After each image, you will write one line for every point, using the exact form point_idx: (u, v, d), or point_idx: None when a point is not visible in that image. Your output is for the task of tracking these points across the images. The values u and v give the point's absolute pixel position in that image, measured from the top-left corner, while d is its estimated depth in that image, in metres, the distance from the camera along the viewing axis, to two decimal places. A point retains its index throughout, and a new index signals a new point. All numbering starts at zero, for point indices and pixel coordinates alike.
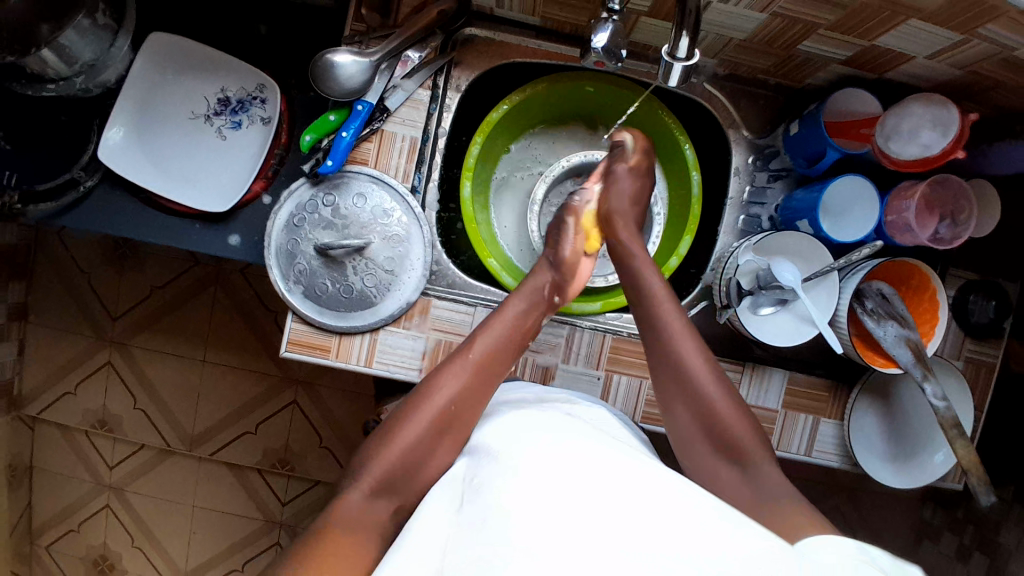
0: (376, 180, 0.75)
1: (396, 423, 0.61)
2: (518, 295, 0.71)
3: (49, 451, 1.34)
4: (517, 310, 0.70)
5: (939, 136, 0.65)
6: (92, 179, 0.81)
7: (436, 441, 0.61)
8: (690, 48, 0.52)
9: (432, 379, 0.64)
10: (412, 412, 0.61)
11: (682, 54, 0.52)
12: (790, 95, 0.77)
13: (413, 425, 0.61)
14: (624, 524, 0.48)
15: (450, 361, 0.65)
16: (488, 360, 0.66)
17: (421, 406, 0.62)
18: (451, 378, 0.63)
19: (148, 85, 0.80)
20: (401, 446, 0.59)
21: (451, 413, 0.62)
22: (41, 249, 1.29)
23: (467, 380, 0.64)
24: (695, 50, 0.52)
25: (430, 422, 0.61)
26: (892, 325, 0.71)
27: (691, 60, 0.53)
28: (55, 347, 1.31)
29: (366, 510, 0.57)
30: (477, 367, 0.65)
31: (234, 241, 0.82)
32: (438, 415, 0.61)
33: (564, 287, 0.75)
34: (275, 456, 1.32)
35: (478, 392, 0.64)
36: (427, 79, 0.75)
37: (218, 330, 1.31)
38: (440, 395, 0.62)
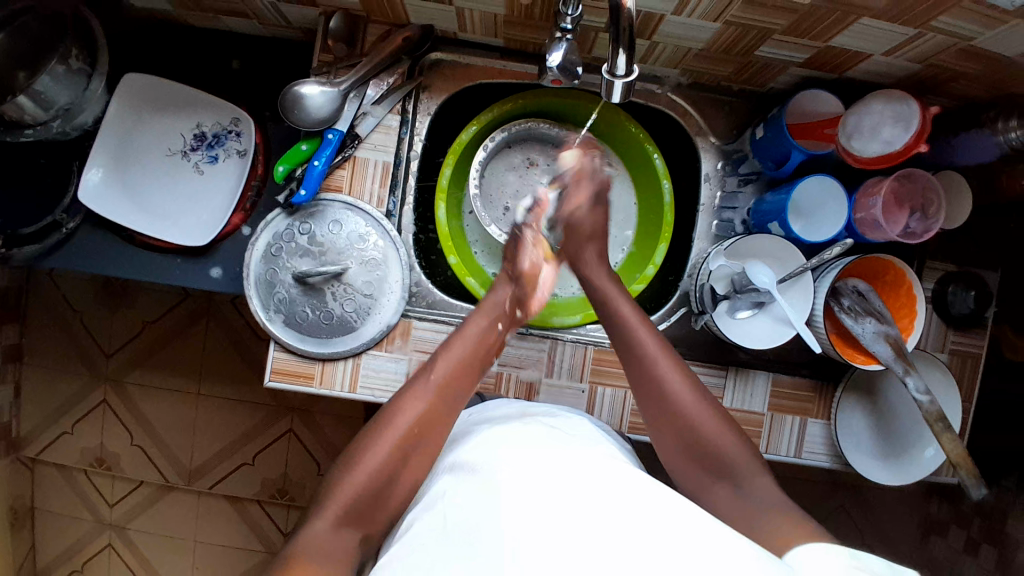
0: (350, 207, 0.76)
1: (357, 453, 0.59)
2: (478, 313, 0.70)
3: (49, 493, 1.33)
4: (479, 327, 0.69)
5: (901, 132, 0.66)
6: (74, 221, 0.82)
7: (398, 470, 0.59)
8: (627, 66, 0.53)
9: (393, 403, 0.62)
10: (374, 442, 0.59)
11: (622, 72, 0.53)
12: (755, 99, 0.79)
13: (374, 457, 0.58)
14: (618, 518, 0.47)
15: (408, 388, 0.63)
16: (450, 381, 0.64)
17: (381, 433, 0.60)
18: (412, 404, 0.62)
19: (126, 124, 0.81)
20: (366, 474, 0.58)
21: (420, 432, 0.60)
22: (32, 291, 1.30)
23: (428, 399, 0.62)
24: (633, 67, 0.53)
25: (391, 449, 0.59)
26: (870, 321, 0.71)
27: (632, 75, 0.54)
28: (51, 387, 1.31)
29: (336, 545, 0.56)
30: (438, 391, 0.63)
31: (216, 273, 0.83)
32: (398, 443, 0.59)
33: (524, 301, 0.73)
34: (275, 486, 1.32)
35: (444, 411, 0.62)
36: (396, 104, 0.76)
37: (212, 362, 1.31)
38: (403, 419, 0.60)
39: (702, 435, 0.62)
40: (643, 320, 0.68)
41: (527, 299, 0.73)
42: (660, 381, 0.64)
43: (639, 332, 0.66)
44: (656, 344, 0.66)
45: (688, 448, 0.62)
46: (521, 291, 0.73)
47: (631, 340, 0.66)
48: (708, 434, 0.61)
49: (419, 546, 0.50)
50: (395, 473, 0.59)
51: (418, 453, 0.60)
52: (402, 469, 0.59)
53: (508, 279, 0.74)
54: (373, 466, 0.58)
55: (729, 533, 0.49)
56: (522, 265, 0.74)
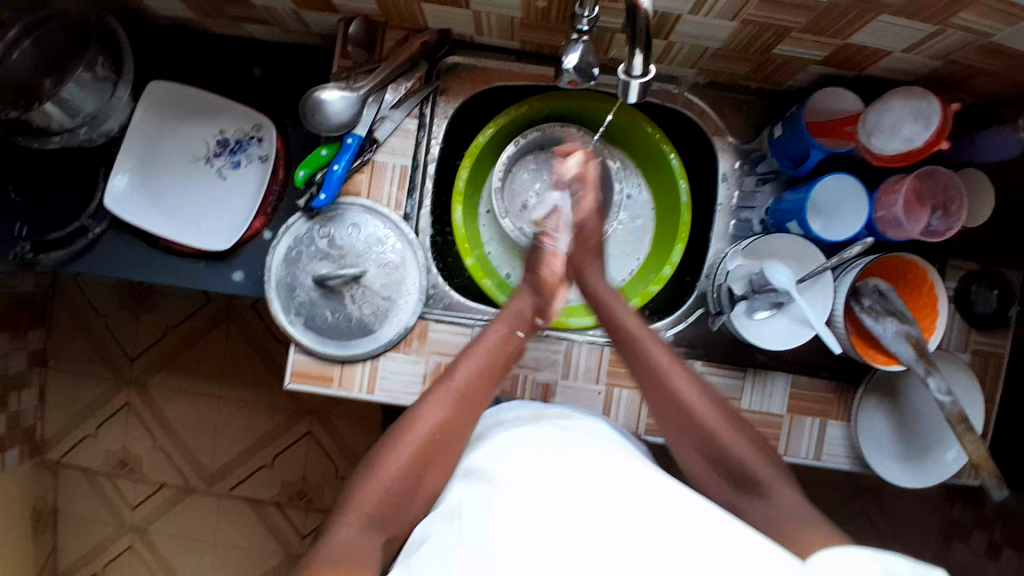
0: (369, 210, 0.77)
1: (380, 456, 0.61)
2: (498, 321, 0.71)
3: (73, 494, 1.36)
4: (497, 334, 0.70)
5: (921, 128, 0.65)
6: (100, 226, 0.84)
7: (420, 473, 0.60)
8: (644, 65, 0.53)
9: (415, 408, 0.63)
10: (395, 445, 0.61)
11: (637, 72, 0.53)
12: (772, 98, 0.78)
13: (396, 460, 0.60)
14: (641, 524, 0.47)
15: (428, 393, 0.64)
16: (470, 388, 0.65)
17: (403, 438, 0.61)
18: (433, 409, 0.63)
19: (151, 131, 0.83)
20: (389, 476, 0.59)
21: (440, 437, 0.62)
22: (57, 295, 1.32)
23: (448, 406, 0.63)
24: (650, 67, 0.53)
25: (412, 453, 0.60)
26: (891, 320, 0.70)
27: (648, 75, 0.54)
28: (75, 390, 1.33)
29: (355, 545, 0.56)
30: (458, 396, 0.64)
31: (237, 276, 0.85)
32: (419, 447, 0.60)
33: (546, 309, 0.75)
34: (292, 489, 1.33)
35: (463, 417, 0.63)
36: (414, 108, 0.77)
37: (232, 365, 1.33)
38: (425, 422, 0.62)
39: (717, 440, 0.62)
40: (644, 326, 0.71)
41: (549, 307, 0.75)
42: (668, 388, 0.66)
43: (640, 337, 0.69)
44: (665, 355, 0.68)
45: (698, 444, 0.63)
46: (542, 300, 0.75)
47: (613, 317, 0.72)
48: (728, 445, 0.62)
49: (440, 555, 0.50)
50: (418, 475, 0.60)
51: (436, 456, 0.61)
52: (424, 473, 0.60)
53: (529, 286, 0.76)
54: (395, 468, 0.59)
55: (756, 537, 0.48)
56: (541, 275, 0.76)
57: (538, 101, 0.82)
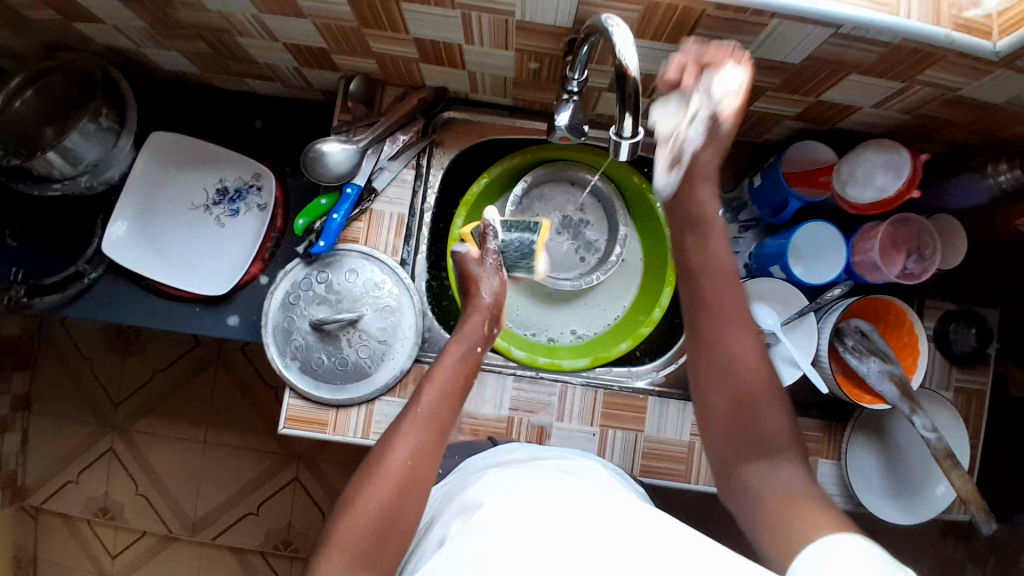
0: (366, 256, 0.79)
1: (358, 490, 0.59)
2: (456, 337, 0.72)
3: (52, 543, 1.32)
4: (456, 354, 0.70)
5: (893, 179, 0.69)
6: (96, 270, 0.85)
7: (402, 500, 0.58)
8: (633, 127, 0.56)
9: (387, 439, 0.63)
10: (372, 476, 0.59)
11: (628, 133, 0.56)
12: (752, 151, 0.83)
13: (375, 489, 0.58)
14: (636, 546, 0.47)
15: (399, 423, 0.64)
16: (437, 410, 0.65)
17: (378, 467, 0.60)
18: (404, 434, 0.62)
19: (152, 180, 0.85)
20: (370, 508, 0.57)
21: (413, 466, 0.60)
22: (45, 339, 1.32)
23: (419, 433, 0.63)
24: (639, 128, 0.56)
25: (391, 482, 0.59)
26: (875, 361, 0.73)
27: (638, 136, 0.57)
28: (58, 435, 1.31)
29: None
30: (428, 418, 0.64)
31: (233, 321, 0.85)
32: (397, 476, 0.59)
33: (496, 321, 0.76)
34: (278, 537, 1.31)
35: (434, 442, 0.63)
36: (411, 159, 0.80)
37: (221, 410, 1.32)
38: (405, 446, 0.61)
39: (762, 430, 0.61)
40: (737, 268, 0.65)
41: (497, 316, 0.76)
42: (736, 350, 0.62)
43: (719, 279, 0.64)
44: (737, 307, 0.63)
45: (733, 402, 0.62)
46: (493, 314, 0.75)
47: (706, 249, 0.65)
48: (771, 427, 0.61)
49: None
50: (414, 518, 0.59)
51: (418, 486, 0.60)
52: (407, 486, 0.59)
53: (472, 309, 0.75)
54: (376, 498, 0.58)
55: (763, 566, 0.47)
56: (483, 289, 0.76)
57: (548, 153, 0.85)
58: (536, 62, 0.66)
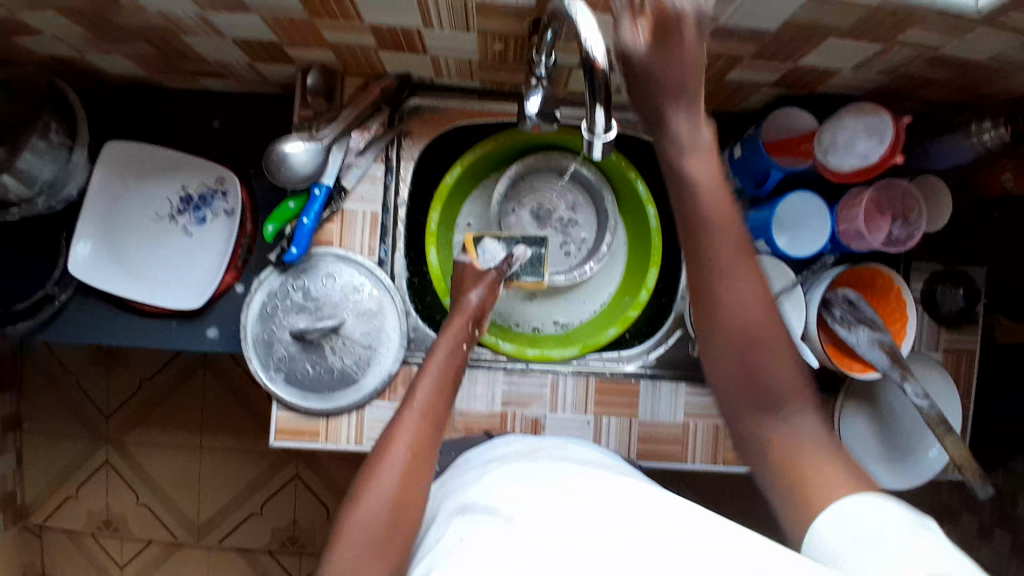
0: (342, 259, 0.76)
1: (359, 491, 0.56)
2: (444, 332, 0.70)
3: (60, 558, 1.32)
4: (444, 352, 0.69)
5: (876, 144, 0.66)
6: (65, 292, 0.82)
7: (405, 500, 0.56)
8: (607, 119, 0.52)
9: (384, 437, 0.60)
10: (372, 476, 0.56)
11: (601, 129, 0.53)
12: (732, 119, 0.80)
13: (377, 489, 0.55)
14: (639, 536, 0.43)
15: (395, 422, 0.62)
16: (431, 405, 0.63)
17: (378, 466, 0.57)
18: (401, 431, 0.60)
19: (114, 194, 0.82)
20: (374, 508, 0.54)
21: (413, 466, 0.58)
22: (27, 358, 1.29)
23: (415, 429, 0.61)
24: (612, 120, 0.52)
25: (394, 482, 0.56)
26: (864, 329, 0.71)
27: (612, 133, 0.53)
28: (51, 453, 1.30)
29: None
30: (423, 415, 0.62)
31: (212, 333, 0.83)
32: (400, 475, 0.56)
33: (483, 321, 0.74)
34: (284, 534, 1.31)
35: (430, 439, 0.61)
36: (380, 153, 0.76)
37: (214, 415, 1.30)
38: (401, 439, 0.59)
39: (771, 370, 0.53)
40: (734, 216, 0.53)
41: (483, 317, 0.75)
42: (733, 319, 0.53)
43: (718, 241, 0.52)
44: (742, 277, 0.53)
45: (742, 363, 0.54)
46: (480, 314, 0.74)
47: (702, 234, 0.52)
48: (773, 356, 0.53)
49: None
50: None
51: (416, 484, 0.57)
52: (405, 477, 0.57)
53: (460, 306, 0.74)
54: (381, 499, 0.55)
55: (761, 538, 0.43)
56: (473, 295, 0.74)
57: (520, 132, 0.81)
58: (500, 43, 0.63)
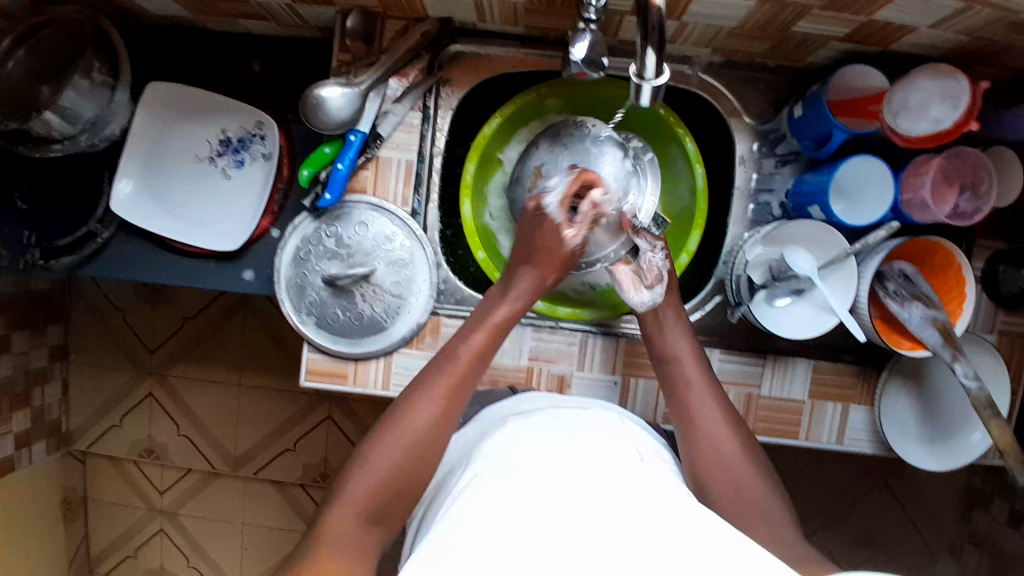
0: (376, 208, 0.76)
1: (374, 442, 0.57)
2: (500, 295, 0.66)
3: (104, 481, 1.40)
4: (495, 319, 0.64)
5: (950, 110, 0.62)
6: (108, 230, 0.83)
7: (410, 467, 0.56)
8: (657, 65, 0.50)
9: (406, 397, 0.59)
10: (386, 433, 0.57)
11: (651, 74, 0.51)
12: (791, 77, 0.75)
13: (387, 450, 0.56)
14: (633, 530, 0.44)
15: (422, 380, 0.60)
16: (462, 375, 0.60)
17: (394, 426, 0.57)
18: (422, 398, 0.58)
19: (153, 133, 0.82)
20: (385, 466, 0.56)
21: (433, 432, 0.57)
22: (74, 292, 1.33)
23: (437, 399, 0.58)
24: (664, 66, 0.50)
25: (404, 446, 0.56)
26: (918, 306, 0.69)
27: (661, 77, 0.51)
28: (97, 383, 1.36)
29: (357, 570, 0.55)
30: (455, 383, 0.59)
31: (249, 275, 0.84)
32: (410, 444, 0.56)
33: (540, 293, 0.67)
34: (316, 471, 1.36)
35: (453, 411, 0.59)
36: (418, 101, 0.74)
37: (250, 354, 1.34)
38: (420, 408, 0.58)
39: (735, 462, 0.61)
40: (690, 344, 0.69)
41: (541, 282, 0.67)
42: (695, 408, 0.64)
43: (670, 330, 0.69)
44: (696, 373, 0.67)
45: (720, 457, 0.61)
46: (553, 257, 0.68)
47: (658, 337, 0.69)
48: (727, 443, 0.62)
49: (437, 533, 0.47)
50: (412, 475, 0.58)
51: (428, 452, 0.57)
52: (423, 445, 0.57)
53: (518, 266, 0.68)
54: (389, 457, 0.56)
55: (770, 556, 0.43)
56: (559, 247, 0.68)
57: (564, 83, 0.78)
58: None
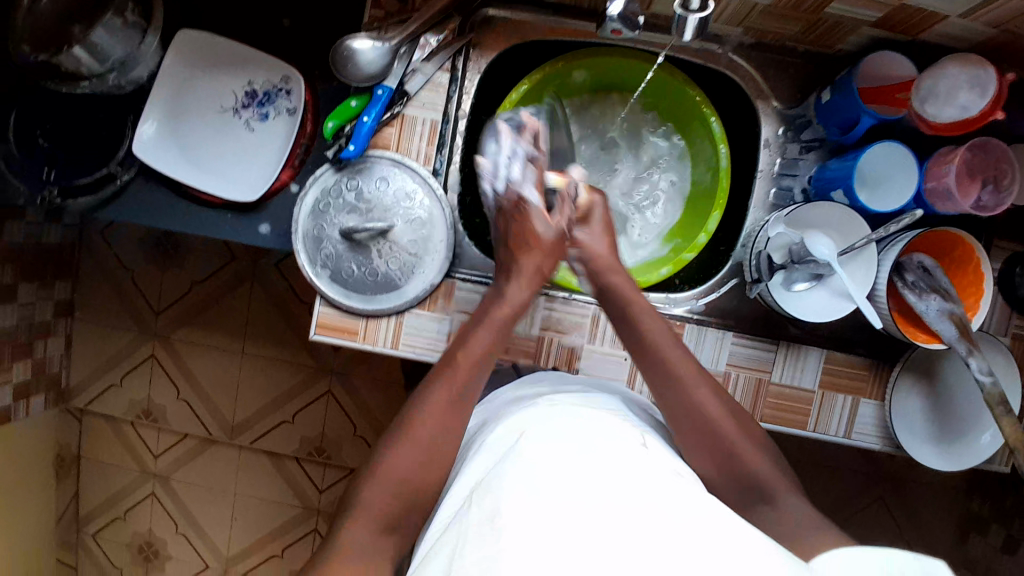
0: (398, 164, 0.75)
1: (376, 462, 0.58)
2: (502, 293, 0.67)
3: (99, 442, 1.39)
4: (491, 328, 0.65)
5: (977, 98, 0.64)
6: (129, 173, 0.83)
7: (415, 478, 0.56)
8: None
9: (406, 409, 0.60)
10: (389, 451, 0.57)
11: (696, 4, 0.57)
12: (820, 62, 0.75)
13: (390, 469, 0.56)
14: (636, 523, 0.43)
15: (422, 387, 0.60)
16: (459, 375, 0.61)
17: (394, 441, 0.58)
18: (420, 409, 0.59)
19: (181, 80, 0.82)
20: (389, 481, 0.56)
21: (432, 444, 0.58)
22: (84, 248, 1.34)
23: (435, 403, 0.59)
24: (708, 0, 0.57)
25: (408, 462, 0.57)
26: (936, 298, 0.68)
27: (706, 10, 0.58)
28: (100, 341, 1.36)
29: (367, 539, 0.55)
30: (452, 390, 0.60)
31: (265, 230, 0.84)
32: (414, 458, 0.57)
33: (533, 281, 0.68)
34: (312, 444, 1.35)
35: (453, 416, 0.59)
36: (446, 62, 0.74)
37: (255, 321, 1.33)
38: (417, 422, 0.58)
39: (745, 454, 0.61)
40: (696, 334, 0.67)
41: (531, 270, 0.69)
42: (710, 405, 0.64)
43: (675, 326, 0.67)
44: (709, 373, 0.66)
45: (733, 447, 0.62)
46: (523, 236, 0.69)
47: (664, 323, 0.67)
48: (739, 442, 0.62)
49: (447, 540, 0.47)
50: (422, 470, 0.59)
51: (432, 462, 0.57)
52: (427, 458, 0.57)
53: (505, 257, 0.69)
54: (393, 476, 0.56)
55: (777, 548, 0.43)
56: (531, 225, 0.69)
57: (592, 53, 0.77)
58: None
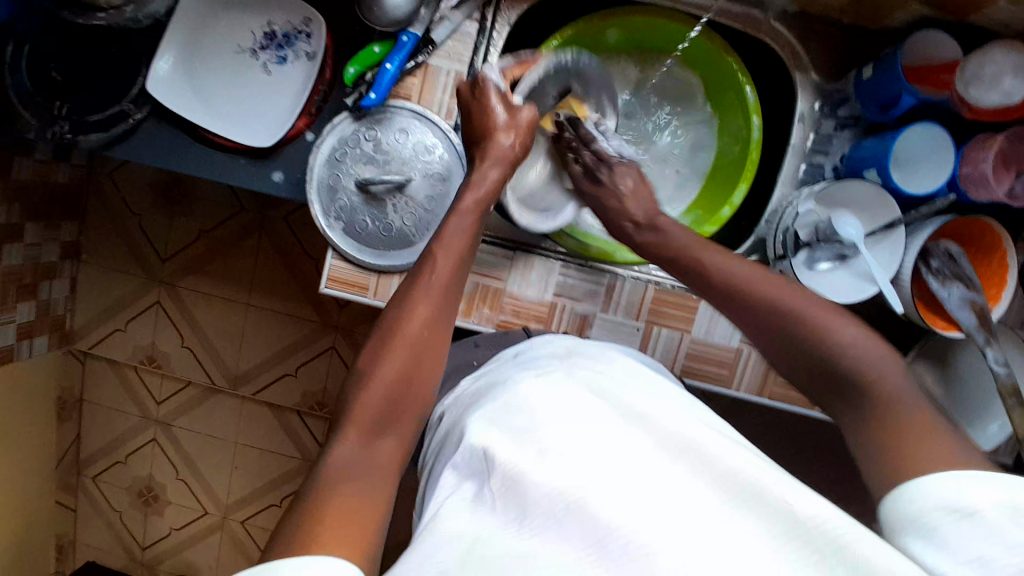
0: (419, 116, 0.73)
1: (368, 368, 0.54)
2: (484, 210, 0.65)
3: (101, 385, 1.39)
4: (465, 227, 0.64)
5: (1022, 83, 0.62)
6: (141, 112, 0.81)
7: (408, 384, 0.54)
8: None
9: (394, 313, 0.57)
10: (381, 359, 0.54)
11: None
12: (859, 36, 0.73)
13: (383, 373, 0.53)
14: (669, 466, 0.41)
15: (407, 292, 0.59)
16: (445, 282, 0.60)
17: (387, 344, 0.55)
18: (410, 312, 0.57)
19: (200, 17, 0.80)
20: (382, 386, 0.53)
21: (421, 350, 0.56)
22: (93, 189, 1.32)
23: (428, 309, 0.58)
24: None
25: (397, 368, 0.54)
26: (959, 286, 0.65)
27: None
28: (106, 285, 1.35)
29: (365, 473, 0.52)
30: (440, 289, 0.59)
31: (278, 177, 0.82)
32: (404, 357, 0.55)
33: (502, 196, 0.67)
34: (313, 399, 1.36)
35: (439, 321, 0.58)
36: (475, 11, 0.73)
37: (262, 273, 1.32)
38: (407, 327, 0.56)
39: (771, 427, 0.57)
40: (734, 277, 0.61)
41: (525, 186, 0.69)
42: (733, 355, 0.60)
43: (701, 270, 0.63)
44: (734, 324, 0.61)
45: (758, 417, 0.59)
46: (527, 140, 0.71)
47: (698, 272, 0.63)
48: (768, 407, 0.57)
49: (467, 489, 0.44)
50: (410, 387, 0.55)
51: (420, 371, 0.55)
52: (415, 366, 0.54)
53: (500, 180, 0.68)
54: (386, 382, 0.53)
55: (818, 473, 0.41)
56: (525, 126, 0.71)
57: (631, 11, 0.74)
58: None
